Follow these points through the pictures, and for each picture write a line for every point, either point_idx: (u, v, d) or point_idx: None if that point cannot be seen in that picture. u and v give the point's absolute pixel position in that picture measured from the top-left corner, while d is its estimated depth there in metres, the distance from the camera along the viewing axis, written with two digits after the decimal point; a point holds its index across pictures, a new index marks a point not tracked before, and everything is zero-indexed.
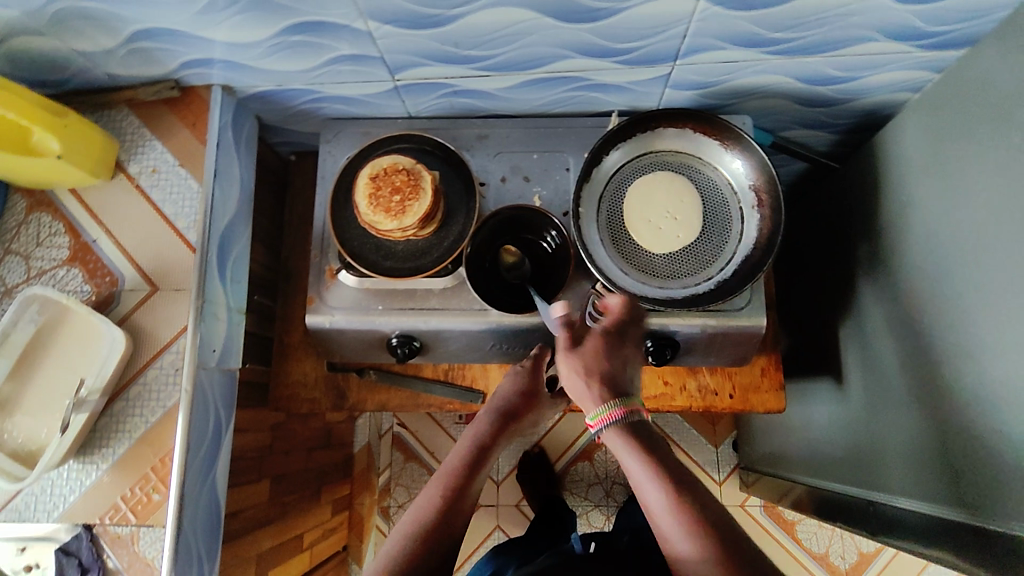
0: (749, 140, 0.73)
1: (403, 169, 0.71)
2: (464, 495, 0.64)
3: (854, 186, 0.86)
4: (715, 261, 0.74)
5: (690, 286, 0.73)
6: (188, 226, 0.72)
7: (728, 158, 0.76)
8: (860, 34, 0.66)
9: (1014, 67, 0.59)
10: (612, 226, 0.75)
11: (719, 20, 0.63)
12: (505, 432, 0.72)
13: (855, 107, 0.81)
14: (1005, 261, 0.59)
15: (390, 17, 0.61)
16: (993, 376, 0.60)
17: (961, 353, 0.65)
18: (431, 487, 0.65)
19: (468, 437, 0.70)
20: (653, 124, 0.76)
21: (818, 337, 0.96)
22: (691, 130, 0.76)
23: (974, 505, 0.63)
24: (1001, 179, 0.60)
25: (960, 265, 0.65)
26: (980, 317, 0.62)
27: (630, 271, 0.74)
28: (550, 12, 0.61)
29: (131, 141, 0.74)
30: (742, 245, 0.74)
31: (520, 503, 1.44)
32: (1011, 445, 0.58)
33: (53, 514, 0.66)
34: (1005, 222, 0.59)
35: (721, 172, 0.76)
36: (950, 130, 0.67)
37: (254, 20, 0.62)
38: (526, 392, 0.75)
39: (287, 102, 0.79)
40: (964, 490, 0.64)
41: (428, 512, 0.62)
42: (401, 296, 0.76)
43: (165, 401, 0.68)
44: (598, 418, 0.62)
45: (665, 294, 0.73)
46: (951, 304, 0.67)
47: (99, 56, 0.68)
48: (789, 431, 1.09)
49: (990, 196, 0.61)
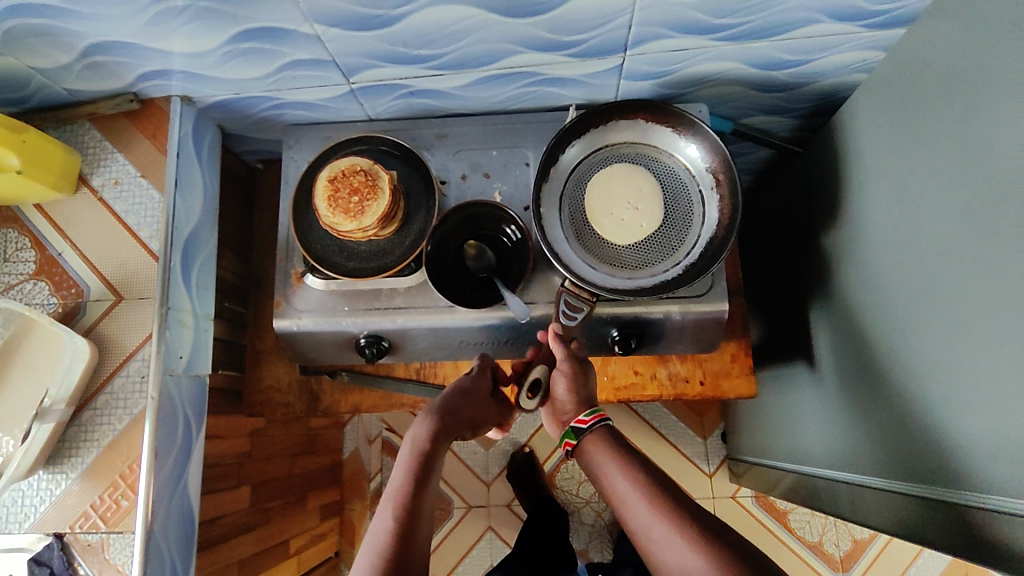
0: (702, 125, 0.73)
1: (360, 170, 0.72)
2: (419, 510, 0.63)
3: (814, 170, 0.87)
4: (681, 246, 0.74)
5: (659, 274, 0.73)
6: (151, 235, 0.73)
7: (682, 146, 0.76)
8: (804, 17, 0.67)
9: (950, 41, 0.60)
10: (574, 222, 0.75)
11: (662, 9, 0.64)
12: (450, 432, 0.71)
13: (809, 91, 0.82)
14: (951, 235, 0.59)
15: (336, 20, 0.62)
16: (946, 351, 0.60)
17: (918, 331, 0.65)
18: (383, 510, 0.63)
19: (411, 450, 0.68)
20: (604, 118, 0.76)
21: (790, 322, 0.97)
22: (642, 121, 0.76)
23: (939, 480, 0.63)
24: (943, 154, 0.60)
25: (911, 242, 0.65)
26: (933, 293, 0.63)
27: (597, 266, 0.74)
28: (493, 8, 0.62)
29: (93, 154, 0.75)
30: (705, 228, 0.74)
31: (511, 503, 1.44)
32: (969, 418, 0.58)
33: (25, 525, 0.67)
34: (950, 196, 0.60)
35: (676, 159, 0.76)
36: (896, 106, 0.68)
37: (203, 29, 0.63)
38: (464, 389, 0.75)
39: (248, 110, 0.80)
40: (929, 466, 0.64)
41: (384, 535, 0.60)
42: (367, 296, 0.77)
43: (132, 408, 0.69)
44: (593, 415, 0.69)
45: (635, 285, 0.73)
46: (905, 281, 0.67)
47: (56, 72, 0.69)
48: (769, 418, 1.09)
49: (933, 171, 0.62)
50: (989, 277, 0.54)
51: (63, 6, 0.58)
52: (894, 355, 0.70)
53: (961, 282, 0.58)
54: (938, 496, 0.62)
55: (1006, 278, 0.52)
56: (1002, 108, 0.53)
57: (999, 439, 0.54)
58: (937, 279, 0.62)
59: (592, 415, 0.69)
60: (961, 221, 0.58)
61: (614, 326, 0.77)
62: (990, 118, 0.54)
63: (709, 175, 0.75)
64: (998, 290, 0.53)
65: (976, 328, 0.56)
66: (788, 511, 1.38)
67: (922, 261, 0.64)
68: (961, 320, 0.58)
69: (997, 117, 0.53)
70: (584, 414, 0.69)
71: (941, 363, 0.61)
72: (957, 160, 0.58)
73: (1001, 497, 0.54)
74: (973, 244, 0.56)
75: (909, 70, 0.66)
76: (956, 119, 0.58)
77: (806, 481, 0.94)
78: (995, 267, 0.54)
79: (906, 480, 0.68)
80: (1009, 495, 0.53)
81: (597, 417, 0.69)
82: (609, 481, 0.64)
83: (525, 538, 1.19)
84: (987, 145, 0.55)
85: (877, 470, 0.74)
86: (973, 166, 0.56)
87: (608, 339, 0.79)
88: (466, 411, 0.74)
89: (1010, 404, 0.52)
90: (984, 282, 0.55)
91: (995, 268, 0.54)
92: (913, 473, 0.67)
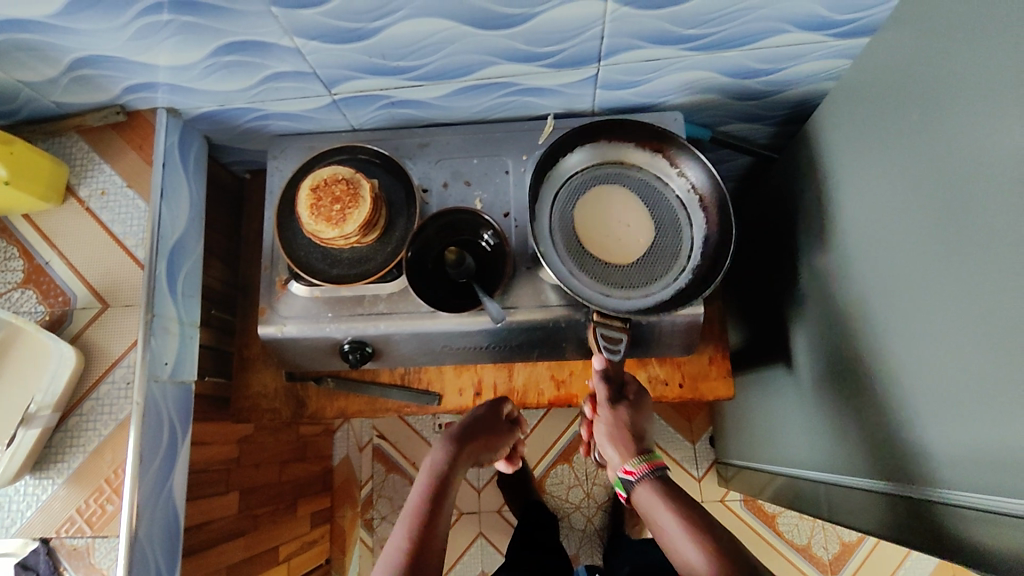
0: (667, 131, 0.76)
1: (342, 179, 0.73)
2: (432, 529, 0.66)
3: (790, 177, 0.88)
4: (680, 252, 0.76)
5: (672, 284, 0.75)
6: (136, 244, 0.75)
7: (648, 156, 0.79)
8: (771, 27, 0.68)
9: (908, 51, 0.62)
10: (568, 251, 0.76)
11: (632, 20, 0.66)
12: (461, 459, 0.75)
13: (782, 99, 0.84)
14: (914, 239, 0.61)
15: (315, 33, 0.64)
16: (912, 351, 0.62)
17: (887, 332, 0.67)
18: (398, 529, 0.66)
19: (426, 473, 0.73)
20: (570, 144, 0.78)
21: (770, 326, 0.98)
22: (605, 138, 0.79)
23: (909, 477, 0.64)
24: (904, 161, 0.62)
25: (879, 246, 0.67)
26: (899, 295, 0.64)
27: (611, 293, 0.74)
28: (467, 21, 0.64)
29: (80, 166, 0.77)
30: (696, 228, 0.77)
31: (502, 509, 1.45)
32: (935, 416, 0.59)
33: (11, 530, 0.68)
34: (911, 202, 0.61)
35: (647, 169, 0.79)
36: (861, 114, 0.70)
37: (186, 43, 0.64)
38: (477, 418, 0.81)
39: (233, 121, 0.81)
40: (900, 464, 0.65)
41: (398, 552, 0.63)
42: (350, 303, 0.78)
43: (117, 414, 0.71)
44: (638, 466, 0.72)
45: (653, 300, 0.74)
46: (875, 284, 0.69)
47: (44, 85, 0.70)
48: (753, 422, 1.10)
49: (896, 178, 0.64)
50: (951, 279, 0.56)
51: (48, 22, 0.60)
52: (865, 356, 0.72)
53: (924, 284, 0.60)
54: (908, 493, 0.64)
55: (968, 280, 0.54)
56: (957, 116, 0.55)
57: (965, 437, 0.55)
58: (902, 282, 0.63)
59: (642, 465, 0.72)
60: (923, 226, 0.60)
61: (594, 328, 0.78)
62: (945, 125, 0.56)
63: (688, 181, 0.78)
64: (960, 292, 0.55)
65: (939, 329, 0.58)
66: (776, 515, 1.39)
67: (888, 264, 0.66)
68: (925, 321, 0.60)
69: (952, 124, 0.55)
70: (632, 465, 0.73)
71: (908, 364, 0.63)
72: (917, 167, 0.60)
73: (969, 493, 0.55)
74: (933, 247, 0.58)
75: (870, 77, 0.68)
76: (915, 127, 0.60)
77: (786, 483, 0.95)
78: (955, 269, 0.56)
79: (879, 479, 0.69)
80: (976, 491, 0.55)
81: (647, 468, 0.72)
82: (652, 514, 0.68)
83: (516, 542, 1.16)
84: (943, 152, 0.56)
85: (851, 470, 0.75)
86: (931, 172, 0.58)
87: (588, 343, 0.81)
88: (478, 441, 0.79)
89: (976, 403, 0.54)
90: (945, 285, 0.57)
91: (955, 270, 0.56)
92: (885, 471, 0.68)
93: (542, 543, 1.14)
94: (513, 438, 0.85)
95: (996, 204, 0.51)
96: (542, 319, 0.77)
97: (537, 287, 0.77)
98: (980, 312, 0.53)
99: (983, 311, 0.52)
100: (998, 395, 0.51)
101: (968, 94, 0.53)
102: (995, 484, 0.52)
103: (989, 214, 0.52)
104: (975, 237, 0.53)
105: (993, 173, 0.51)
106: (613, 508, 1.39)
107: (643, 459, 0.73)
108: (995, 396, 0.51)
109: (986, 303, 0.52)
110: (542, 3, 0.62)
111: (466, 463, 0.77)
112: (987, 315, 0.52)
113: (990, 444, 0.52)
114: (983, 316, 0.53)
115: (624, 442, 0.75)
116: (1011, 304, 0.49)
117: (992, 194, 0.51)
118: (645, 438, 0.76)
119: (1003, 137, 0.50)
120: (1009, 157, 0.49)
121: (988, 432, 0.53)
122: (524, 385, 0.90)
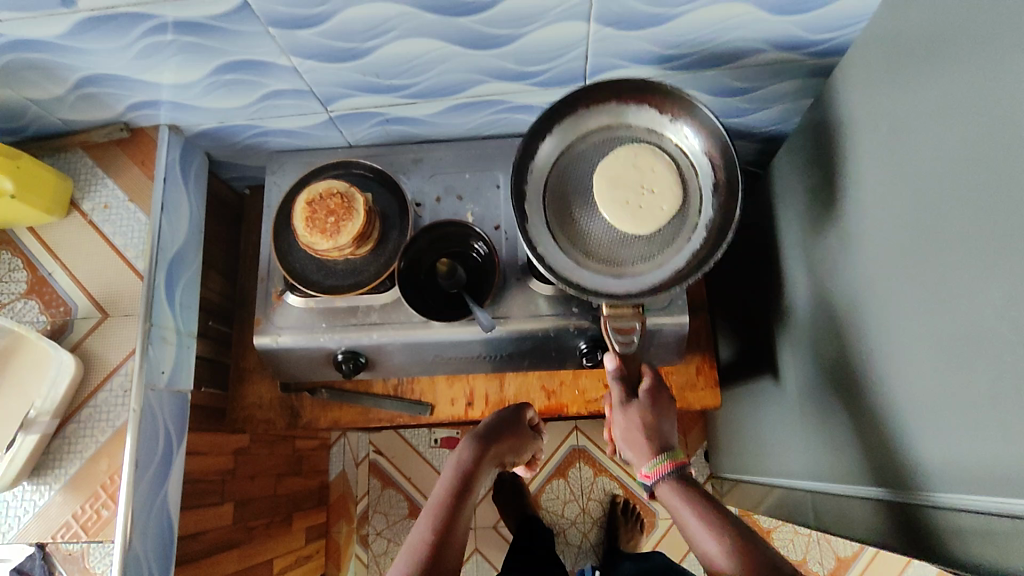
0: (649, 81, 0.70)
1: (337, 193, 0.76)
2: (453, 526, 0.67)
3: (772, 191, 0.91)
4: (690, 208, 0.72)
5: (687, 246, 0.71)
6: (136, 256, 0.77)
7: (634, 111, 0.73)
8: (749, 47, 0.71)
9: (866, 68, 0.65)
10: (571, 239, 0.73)
11: (614, 41, 0.68)
12: (487, 459, 0.76)
13: (764, 116, 0.87)
14: (875, 244, 0.63)
15: (310, 52, 0.67)
16: (878, 356, 0.64)
17: (855, 338, 0.68)
18: (422, 521, 0.68)
19: (453, 469, 0.75)
20: (548, 122, 0.74)
21: (755, 338, 1.00)
22: (584, 108, 0.74)
23: (876, 480, 0.65)
24: (865, 169, 0.64)
25: (846, 254, 0.69)
26: (864, 301, 0.66)
27: (625, 273, 0.71)
28: (456, 41, 0.66)
29: (85, 181, 0.80)
30: (702, 176, 0.72)
31: (498, 525, 1.45)
32: (896, 417, 0.61)
33: (8, 535, 0.69)
34: (873, 208, 0.63)
35: (637, 125, 0.74)
36: (829, 129, 0.72)
37: (188, 62, 0.67)
38: (505, 420, 0.82)
39: (233, 138, 0.84)
40: (868, 467, 0.67)
41: (421, 546, 0.65)
42: (343, 313, 0.80)
43: (114, 421, 0.72)
44: (655, 469, 0.71)
45: (668, 270, 0.70)
46: (843, 290, 0.70)
47: (51, 103, 0.73)
48: (745, 434, 1.11)
49: (858, 187, 0.66)
50: (907, 282, 0.58)
51: (57, 42, 0.63)
52: (836, 362, 0.73)
53: (884, 287, 0.62)
54: (876, 495, 0.65)
55: (920, 281, 0.56)
56: (906, 125, 0.57)
57: (922, 436, 0.57)
58: (866, 287, 0.65)
59: (659, 466, 0.71)
60: (883, 231, 0.62)
61: (583, 338, 0.80)
62: (898, 135, 0.58)
63: (683, 128, 0.72)
64: (915, 294, 0.57)
65: (898, 333, 0.60)
66: (771, 529, 1.38)
67: (855, 269, 0.68)
68: (886, 324, 0.62)
69: (904, 133, 0.58)
70: (648, 468, 0.72)
71: (875, 367, 0.64)
72: (875, 174, 0.62)
73: (926, 491, 0.57)
74: (892, 251, 0.60)
75: (836, 93, 0.71)
76: (872, 138, 0.63)
77: (775, 493, 0.96)
78: (910, 272, 0.57)
79: (850, 483, 0.71)
80: (931, 489, 0.56)
81: (661, 470, 0.71)
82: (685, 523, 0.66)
83: (511, 556, 1.16)
84: (897, 159, 0.59)
85: (827, 476, 0.76)
86: (888, 179, 0.60)
87: (577, 352, 0.83)
88: (504, 443, 0.79)
89: (930, 401, 0.55)
90: (902, 286, 0.59)
91: (911, 272, 0.57)
92: (856, 475, 0.69)
93: (537, 557, 1.14)
94: (537, 443, 0.87)
95: (941, 208, 0.53)
96: (531, 329, 0.78)
97: (527, 298, 0.79)
98: (930, 312, 0.55)
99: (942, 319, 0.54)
100: (949, 396, 0.53)
101: (915, 105, 0.56)
102: (946, 482, 0.54)
103: (935, 218, 0.54)
104: (924, 240, 0.55)
105: (936, 179, 0.53)
106: (609, 524, 1.39)
107: (661, 460, 0.71)
108: (947, 394, 0.53)
109: (934, 303, 0.54)
110: (527, 25, 0.64)
111: (491, 463, 0.78)
112: (935, 315, 0.54)
113: (943, 441, 0.54)
114: (933, 317, 0.54)
115: (641, 443, 0.73)
116: (955, 303, 0.51)
117: (938, 200, 0.53)
118: (663, 431, 0.74)
119: (944, 145, 0.52)
120: (950, 163, 0.52)
121: (940, 430, 0.54)
122: (515, 395, 0.91)
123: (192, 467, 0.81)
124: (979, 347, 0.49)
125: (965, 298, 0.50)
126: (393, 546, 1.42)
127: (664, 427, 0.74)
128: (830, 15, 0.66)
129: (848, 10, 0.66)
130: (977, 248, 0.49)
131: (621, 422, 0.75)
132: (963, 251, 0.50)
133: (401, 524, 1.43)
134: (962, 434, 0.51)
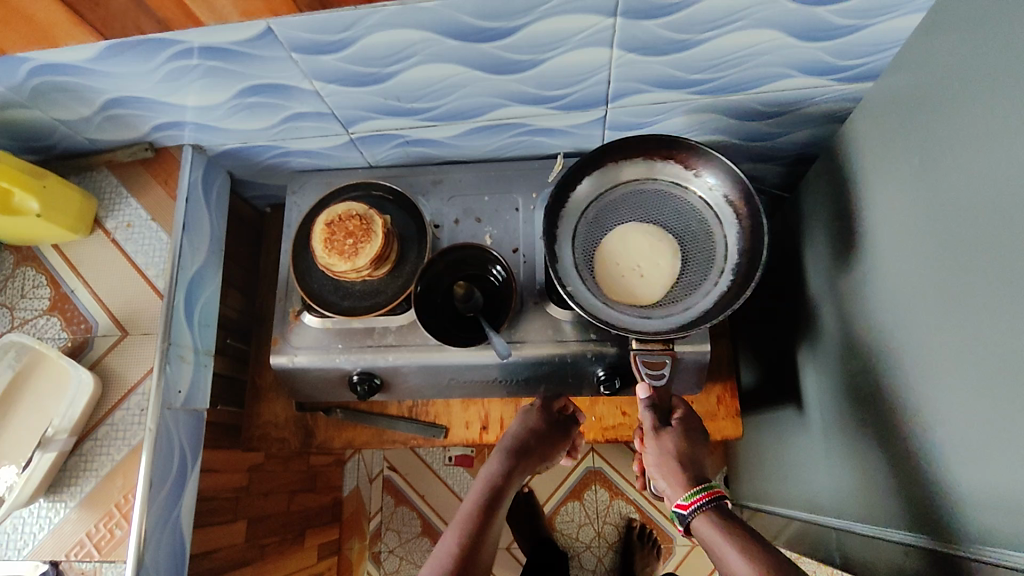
0: (678, 138, 0.72)
1: (356, 215, 0.76)
2: (480, 544, 0.66)
3: (797, 216, 0.89)
4: (716, 256, 0.72)
5: (712, 290, 0.70)
6: (157, 275, 0.78)
7: (661, 165, 0.75)
8: (777, 72, 0.70)
9: (896, 96, 0.63)
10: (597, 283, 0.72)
11: (637, 66, 0.68)
12: (516, 473, 0.74)
13: (789, 141, 0.85)
14: (905, 280, 0.61)
15: (332, 77, 0.67)
16: (908, 396, 0.61)
17: (883, 373, 0.66)
18: (450, 533, 0.67)
19: (479, 486, 0.73)
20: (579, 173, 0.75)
21: (777, 366, 0.98)
22: (611, 160, 0.75)
23: (906, 522, 0.62)
24: (896, 202, 0.62)
25: (874, 286, 0.67)
26: (894, 337, 0.64)
27: (652, 314, 0.70)
28: (476, 66, 0.66)
29: (109, 199, 0.81)
30: (728, 227, 0.72)
31: (511, 546, 1.42)
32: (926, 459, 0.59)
33: (23, 552, 0.70)
34: (903, 237, 0.61)
35: (663, 178, 0.75)
36: (857, 156, 0.71)
37: (212, 85, 0.68)
38: (536, 430, 0.79)
39: (255, 157, 0.85)
40: (898, 509, 0.64)
41: (448, 561, 0.64)
42: (360, 334, 0.79)
43: (131, 439, 0.73)
44: (693, 498, 0.65)
45: (691, 313, 0.70)
46: (871, 323, 0.69)
47: (78, 123, 0.75)
48: (766, 463, 1.08)
49: (889, 216, 0.64)
50: (940, 316, 0.56)
51: (84, 66, 0.64)
52: (863, 396, 0.71)
53: (914, 322, 0.60)
54: (906, 539, 0.62)
55: (951, 324, 0.54)
56: (938, 159, 0.55)
57: (956, 480, 0.54)
58: (896, 323, 0.63)
59: (696, 497, 0.65)
60: (913, 262, 0.60)
61: (601, 364, 0.79)
62: (930, 171, 0.57)
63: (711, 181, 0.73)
64: (947, 328, 0.54)
65: (928, 374, 0.58)
66: None
67: (883, 302, 0.65)
68: (916, 359, 0.60)
69: (934, 163, 0.56)
70: (686, 498, 0.65)
71: (903, 404, 0.62)
72: (906, 202, 0.60)
73: (961, 542, 0.54)
74: (923, 284, 0.58)
75: (863, 121, 0.69)
76: (901, 169, 0.61)
77: (797, 526, 0.93)
78: (943, 307, 0.55)
79: (878, 525, 0.68)
80: (965, 537, 0.54)
81: (710, 496, 0.64)
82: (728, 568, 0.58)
83: None
84: (927, 189, 0.57)
85: (853, 514, 0.74)
86: (918, 209, 0.58)
87: (593, 378, 0.82)
88: (533, 456, 0.77)
89: (963, 442, 0.53)
90: (932, 326, 0.57)
91: (943, 311, 0.55)
92: (885, 516, 0.66)
93: None
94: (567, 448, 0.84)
95: (977, 239, 0.51)
96: (549, 355, 0.77)
97: (547, 325, 0.78)
98: (964, 354, 0.52)
99: (970, 364, 0.52)
100: (984, 443, 0.50)
101: (948, 138, 0.54)
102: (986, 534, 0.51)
103: (968, 258, 0.52)
104: (956, 275, 0.53)
105: (971, 211, 0.51)
106: (625, 549, 1.36)
107: (699, 489, 0.65)
108: (980, 440, 0.51)
109: (968, 341, 0.52)
110: (549, 50, 0.64)
111: (521, 479, 0.76)
112: (969, 353, 0.52)
113: (977, 490, 0.51)
114: (966, 355, 0.52)
115: (675, 474, 0.68)
116: (989, 343, 0.49)
117: (971, 240, 0.51)
118: (701, 465, 0.70)
119: (980, 172, 0.50)
120: (984, 192, 0.50)
121: (976, 479, 0.52)
122: None
123: (207, 485, 0.81)
124: (1016, 393, 0.47)
125: (1002, 336, 0.48)
126: (404, 564, 1.41)
127: (698, 457, 0.70)
128: (860, 41, 0.65)
129: (877, 36, 0.65)
130: (1010, 288, 0.47)
131: (655, 453, 0.71)
132: (1000, 287, 0.48)
133: (414, 542, 1.42)
134: (1000, 484, 0.49)
